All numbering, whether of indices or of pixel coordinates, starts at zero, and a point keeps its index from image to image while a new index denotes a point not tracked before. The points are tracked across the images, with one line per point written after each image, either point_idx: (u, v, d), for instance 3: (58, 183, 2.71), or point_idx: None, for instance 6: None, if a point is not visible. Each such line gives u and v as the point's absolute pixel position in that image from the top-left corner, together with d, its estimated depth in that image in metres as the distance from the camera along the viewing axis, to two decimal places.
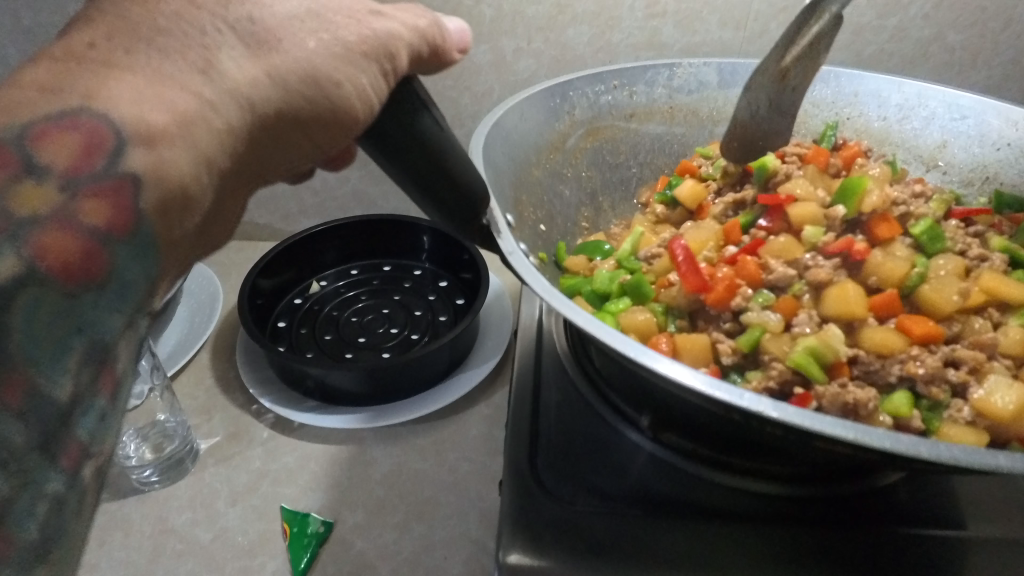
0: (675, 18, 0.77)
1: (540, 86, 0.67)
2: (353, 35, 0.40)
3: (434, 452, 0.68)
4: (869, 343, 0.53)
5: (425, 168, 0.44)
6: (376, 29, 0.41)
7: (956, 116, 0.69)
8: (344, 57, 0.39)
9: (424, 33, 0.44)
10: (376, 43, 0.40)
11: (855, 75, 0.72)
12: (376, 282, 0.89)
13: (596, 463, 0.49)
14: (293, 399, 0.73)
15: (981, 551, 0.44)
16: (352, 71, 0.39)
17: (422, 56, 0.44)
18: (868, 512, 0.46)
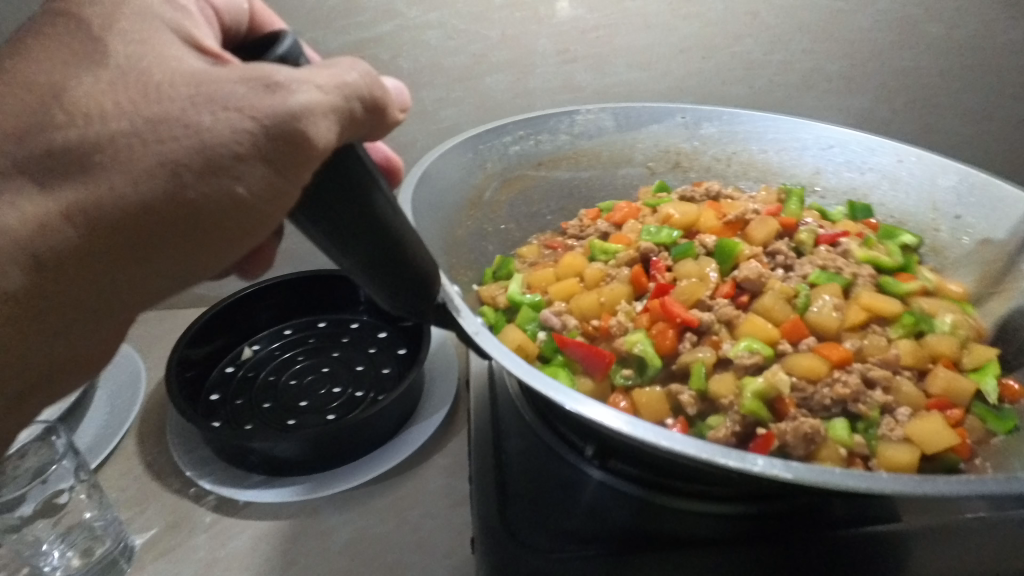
0: (586, 63, 0.81)
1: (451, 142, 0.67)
2: (222, 128, 0.37)
3: (394, 512, 0.66)
4: (799, 370, 0.56)
5: (372, 246, 0.43)
6: (265, 115, 0.37)
7: (824, 146, 0.75)
8: (216, 164, 0.38)
9: (347, 90, 0.41)
10: (281, 126, 0.38)
11: (734, 114, 0.76)
12: (312, 340, 0.86)
13: (563, 504, 0.48)
14: (236, 477, 0.68)
15: (923, 541, 0.47)
16: (229, 177, 0.39)
17: (352, 115, 0.41)
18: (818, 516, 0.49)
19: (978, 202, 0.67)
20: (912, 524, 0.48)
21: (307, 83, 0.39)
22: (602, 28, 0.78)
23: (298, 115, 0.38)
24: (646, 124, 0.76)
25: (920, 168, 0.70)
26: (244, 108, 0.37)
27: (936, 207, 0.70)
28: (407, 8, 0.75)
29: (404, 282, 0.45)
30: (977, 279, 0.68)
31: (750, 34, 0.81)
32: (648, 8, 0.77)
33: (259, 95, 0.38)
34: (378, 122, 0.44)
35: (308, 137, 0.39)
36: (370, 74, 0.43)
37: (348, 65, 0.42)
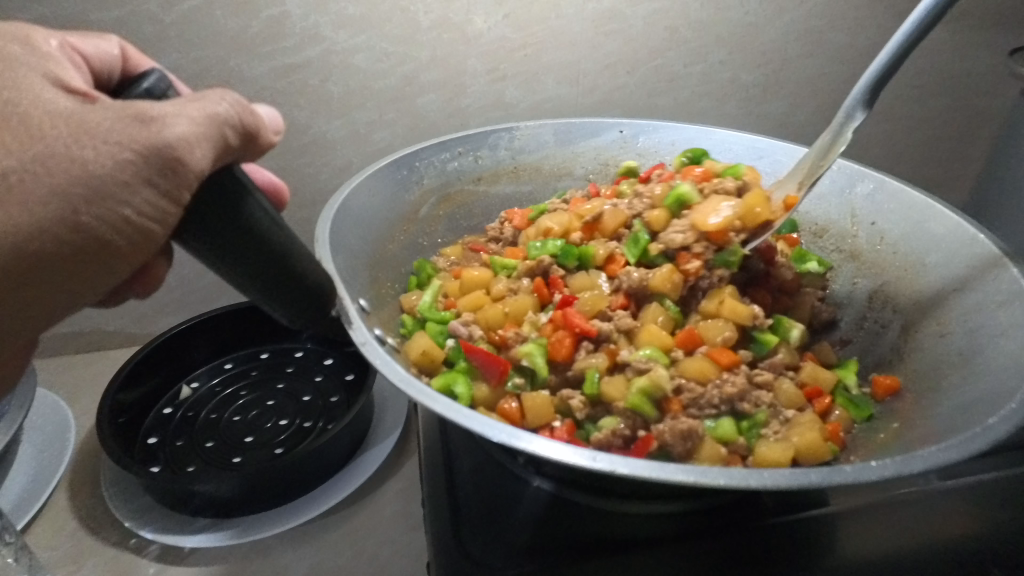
0: (516, 80, 0.83)
1: (385, 160, 0.67)
2: (103, 161, 0.37)
3: (350, 543, 0.65)
4: (691, 373, 0.58)
5: (264, 266, 0.41)
6: (140, 145, 0.37)
7: (756, 157, 0.75)
8: (104, 193, 0.38)
9: (221, 119, 0.40)
10: (157, 155, 0.37)
11: (670, 126, 0.77)
12: (253, 373, 0.84)
13: (514, 521, 0.48)
14: (180, 522, 0.65)
15: (856, 520, 0.50)
16: (115, 202, 0.39)
17: (228, 142, 0.40)
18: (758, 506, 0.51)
19: (893, 210, 0.65)
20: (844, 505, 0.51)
21: (178, 116, 0.38)
22: (528, 46, 0.80)
23: (172, 146, 0.37)
24: (586, 138, 0.78)
25: (841, 176, 0.70)
26: (123, 142, 0.37)
27: (854, 214, 0.69)
28: (332, 32, 0.75)
29: (308, 298, 0.43)
30: (874, 295, 0.65)
31: (669, 48, 0.84)
32: (571, 26, 0.80)
33: (136, 128, 0.37)
34: (254, 147, 0.44)
35: (183, 164, 0.38)
36: (239, 103, 0.42)
37: (218, 96, 0.41)
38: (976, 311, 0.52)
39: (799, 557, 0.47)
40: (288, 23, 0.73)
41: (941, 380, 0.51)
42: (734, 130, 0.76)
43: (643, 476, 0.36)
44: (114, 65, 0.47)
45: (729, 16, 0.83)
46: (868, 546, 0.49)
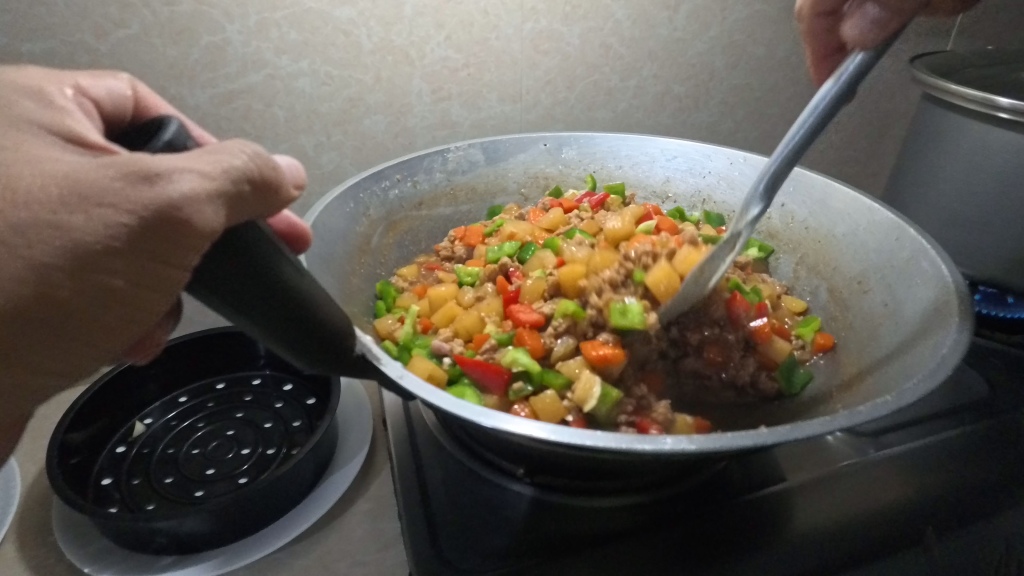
0: (460, 99, 0.85)
1: (332, 194, 0.62)
2: (87, 230, 0.33)
3: (322, 567, 0.65)
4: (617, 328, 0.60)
5: (279, 318, 0.38)
6: (144, 210, 0.33)
7: (670, 158, 0.79)
8: (91, 263, 0.34)
9: (238, 171, 0.36)
10: (164, 217, 0.33)
11: (590, 136, 0.80)
12: (210, 404, 0.82)
13: (489, 524, 0.50)
14: (142, 562, 0.63)
15: (799, 496, 0.54)
16: (108, 269, 0.35)
17: (244, 195, 0.36)
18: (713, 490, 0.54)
19: (798, 190, 0.69)
20: (789, 482, 0.55)
21: (187, 170, 0.34)
22: (471, 66, 0.83)
23: (179, 207, 0.33)
24: (512, 154, 0.79)
25: (748, 167, 0.73)
26: (121, 206, 0.33)
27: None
28: (275, 57, 0.75)
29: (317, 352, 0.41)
30: (800, 263, 0.69)
31: (605, 64, 0.88)
32: (511, 46, 0.83)
33: (127, 185, 0.32)
34: (276, 198, 0.39)
35: (191, 226, 0.34)
36: (257, 154, 0.38)
37: (230, 146, 0.37)
38: (894, 277, 0.55)
39: (753, 532, 0.51)
40: (230, 49, 0.73)
41: (877, 330, 0.55)
42: (651, 135, 0.80)
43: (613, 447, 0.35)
44: (126, 104, 0.47)
45: (657, 33, 0.88)
46: (817, 519, 0.53)
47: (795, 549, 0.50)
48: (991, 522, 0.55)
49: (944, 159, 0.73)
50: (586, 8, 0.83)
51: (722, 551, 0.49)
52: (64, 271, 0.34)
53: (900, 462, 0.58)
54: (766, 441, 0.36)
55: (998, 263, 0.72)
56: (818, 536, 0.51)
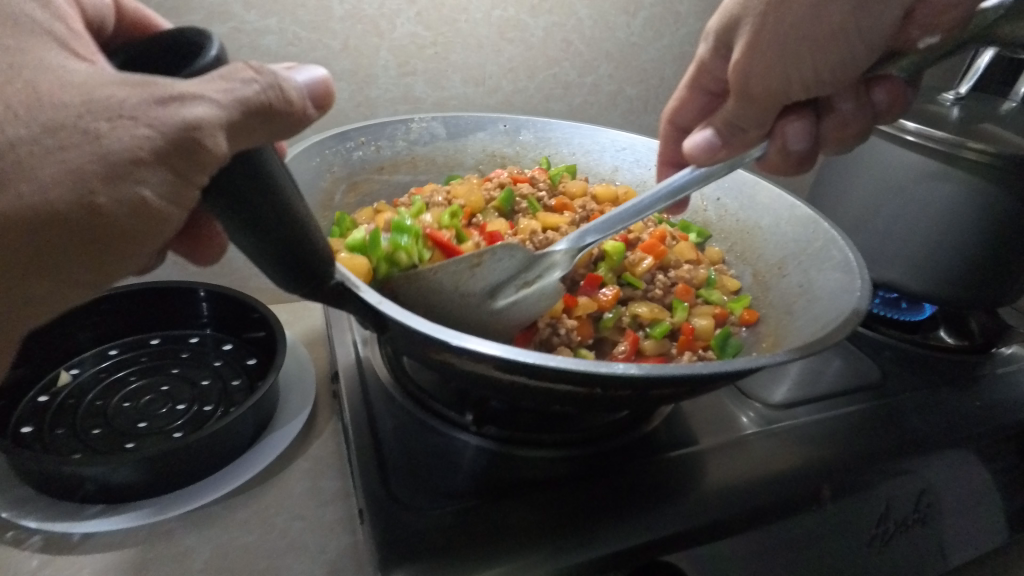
0: (424, 76, 0.87)
1: (297, 146, 0.62)
2: (121, 144, 0.35)
3: (259, 520, 0.65)
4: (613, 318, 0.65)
5: (275, 238, 0.39)
6: (162, 126, 0.34)
7: (618, 148, 0.84)
8: (117, 173, 0.35)
9: (248, 104, 0.36)
10: (179, 139, 0.35)
11: (546, 123, 0.85)
12: (143, 359, 0.80)
13: (438, 468, 0.53)
14: (67, 510, 0.61)
15: (715, 456, 0.60)
16: (131, 182, 0.36)
17: (251, 128, 0.37)
18: (640, 448, 0.59)
19: (731, 187, 0.76)
20: (704, 444, 0.61)
21: (202, 97, 0.35)
22: (438, 45, 0.85)
23: (193, 129, 0.34)
24: (472, 131, 0.82)
25: None
26: (142, 118, 0.34)
27: (703, 195, 0.80)
28: (243, 11, 0.75)
29: (292, 280, 0.41)
30: (728, 251, 0.76)
31: (565, 58, 0.93)
32: (478, 30, 0.86)
33: (140, 90, 0.34)
34: (284, 131, 0.39)
35: (202, 149, 0.35)
36: (270, 84, 0.38)
37: (250, 73, 0.37)
38: (807, 261, 0.62)
39: (674, 483, 0.56)
40: None
41: (791, 306, 0.61)
42: (603, 127, 0.85)
43: (566, 368, 0.39)
44: (107, 15, 0.49)
45: (615, 35, 0.94)
46: (730, 474, 0.58)
47: (710, 498, 0.56)
48: (876, 486, 0.63)
49: (860, 172, 0.82)
50: (551, 3, 0.87)
51: (646, 498, 0.54)
52: (94, 178, 0.35)
53: (801, 431, 0.65)
54: (703, 372, 0.40)
55: (896, 267, 0.81)
56: (732, 488, 0.57)
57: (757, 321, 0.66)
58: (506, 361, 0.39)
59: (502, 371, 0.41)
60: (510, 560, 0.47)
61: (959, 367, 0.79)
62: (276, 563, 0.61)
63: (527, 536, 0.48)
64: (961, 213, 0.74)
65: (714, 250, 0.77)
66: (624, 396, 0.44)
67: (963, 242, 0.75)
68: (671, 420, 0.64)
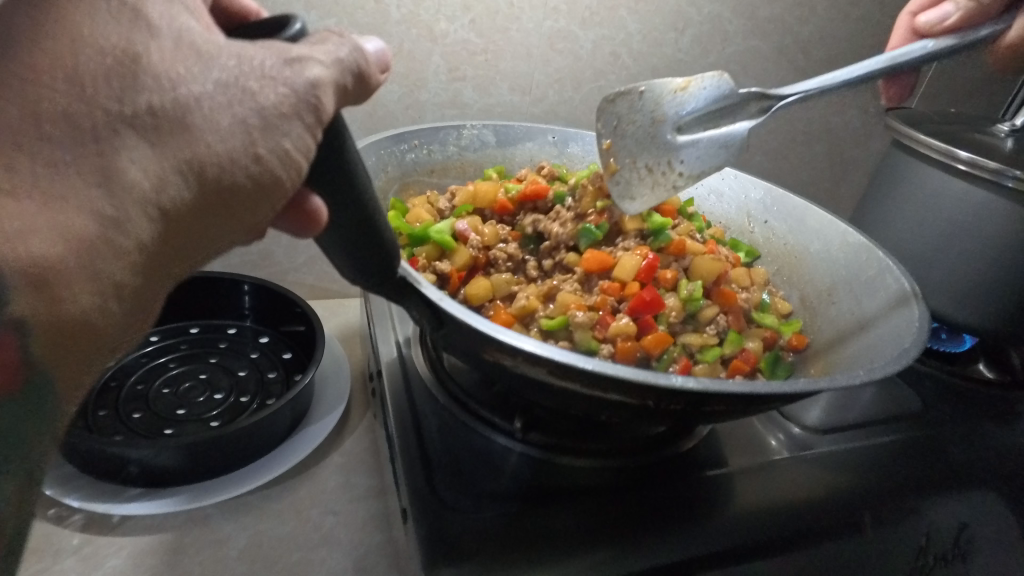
0: (473, 82, 0.88)
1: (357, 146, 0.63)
2: (271, 99, 0.36)
3: (293, 512, 0.65)
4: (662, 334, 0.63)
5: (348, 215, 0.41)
6: (296, 84, 0.37)
7: None
8: (272, 125, 0.37)
9: (344, 65, 0.39)
10: (300, 101, 0.37)
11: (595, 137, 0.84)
12: (183, 346, 0.81)
13: (480, 469, 0.53)
14: (107, 491, 0.62)
15: (751, 476, 0.60)
16: (278, 135, 0.37)
17: (346, 89, 0.40)
18: (677, 463, 0.59)
19: (780, 211, 0.76)
20: (736, 466, 0.61)
21: (312, 58, 0.38)
22: (488, 52, 0.86)
23: (314, 87, 0.37)
24: (521, 140, 0.82)
25: (736, 183, 0.80)
26: (278, 77, 0.36)
27: (750, 215, 0.79)
28: (304, 11, 0.76)
29: (360, 269, 0.44)
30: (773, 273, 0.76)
31: (612, 71, 0.94)
32: (529, 40, 0.87)
33: (285, 67, 0.37)
34: (363, 91, 0.42)
35: (319, 107, 0.38)
36: (355, 47, 0.41)
37: (340, 40, 0.40)
38: (858, 288, 0.63)
39: (712, 501, 0.56)
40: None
41: (843, 331, 0.62)
42: None
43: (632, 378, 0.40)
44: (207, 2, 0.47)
45: (663, 51, 0.94)
46: (765, 495, 0.58)
47: (745, 519, 0.55)
48: (912, 516, 0.61)
49: (907, 199, 0.81)
50: (602, 17, 0.88)
51: (683, 514, 0.54)
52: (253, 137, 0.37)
53: (838, 458, 0.64)
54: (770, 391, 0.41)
55: (940, 296, 0.80)
56: (769, 510, 0.57)
57: (807, 347, 0.66)
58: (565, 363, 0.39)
59: (560, 374, 0.41)
60: (549, 566, 0.47)
61: (1000, 403, 0.78)
62: (311, 556, 0.61)
63: (566, 544, 0.48)
64: (1010, 245, 0.73)
65: (761, 270, 0.75)
66: (675, 408, 0.44)
67: (1010, 275, 0.74)
68: (709, 438, 0.64)
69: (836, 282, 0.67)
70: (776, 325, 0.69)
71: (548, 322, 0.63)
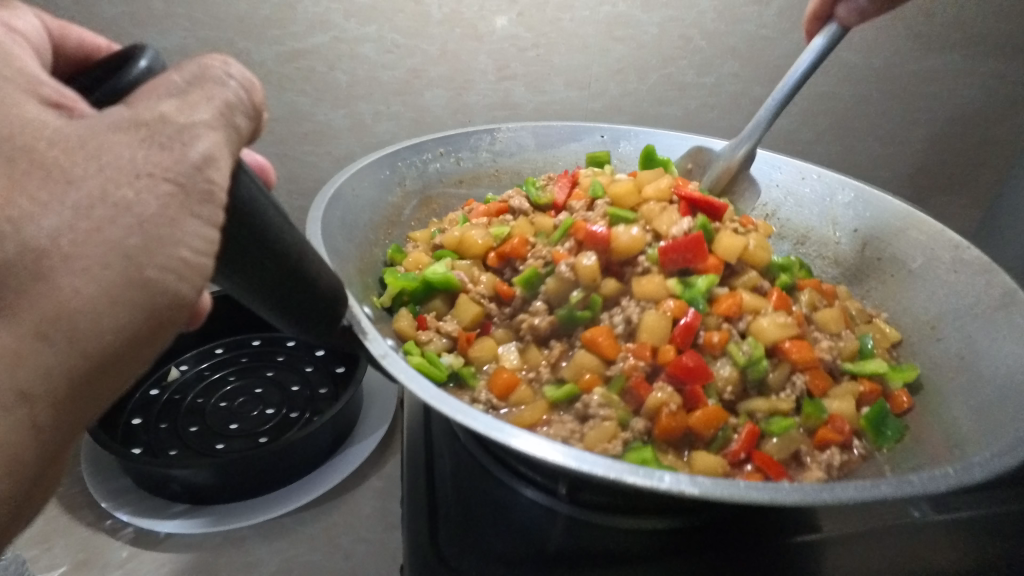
0: (525, 80, 0.82)
1: (366, 160, 0.65)
2: (149, 202, 0.29)
3: (325, 538, 0.64)
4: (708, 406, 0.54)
5: (285, 281, 0.37)
6: (180, 175, 0.29)
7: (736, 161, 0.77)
8: (156, 240, 0.29)
9: (227, 111, 0.31)
10: (192, 186, 0.30)
11: (652, 133, 0.77)
12: (244, 359, 0.83)
13: (497, 527, 0.47)
14: (156, 506, 0.64)
15: (843, 548, 0.47)
16: (170, 246, 0.30)
17: (242, 132, 0.32)
18: (750, 526, 0.49)
19: (874, 219, 0.69)
20: (832, 530, 0.49)
21: (197, 125, 0.30)
22: (540, 47, 0.79)
23: (204, 168, 0.30)
24: (564, 142, 0.78)
25: (820, 185, 0.74)
26: (157, 173, 0.29)
27: (835, 222, 0.72)
28: (342, 20, 0.73)
29: (305, 321, 0.40)
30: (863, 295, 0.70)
31: (682, 56, 0.83)
32: (584, 29, 0.79)
33: (164, 154, 0.29)
34: (255, 128, 0.34)
35: (215, 190, 0.30)
36: (246, 80, 0.33)
37: (220, 68, 0.32)
38: (970, 325, 0.57)
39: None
40: (298, 7, 0.71)
41: (945, 384, 0.56)
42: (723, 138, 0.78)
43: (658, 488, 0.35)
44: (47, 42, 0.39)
45: (744, 28, 0.82)
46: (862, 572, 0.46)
47: None
48: None
49: None
50: None
51: None
52: (117, 305, 0.29)
53: (975, 522, 0.50)
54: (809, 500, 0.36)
55: None
56: None
57: (910, 409, 0.57)
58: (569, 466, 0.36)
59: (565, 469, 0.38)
60: None
61: None
62: None
63: None
64: None
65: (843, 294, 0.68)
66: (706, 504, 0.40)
67: None
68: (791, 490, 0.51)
69: (940, 314, 0.60)
70: (880, 373, 0.59)
71: (553, 393, 0.57)
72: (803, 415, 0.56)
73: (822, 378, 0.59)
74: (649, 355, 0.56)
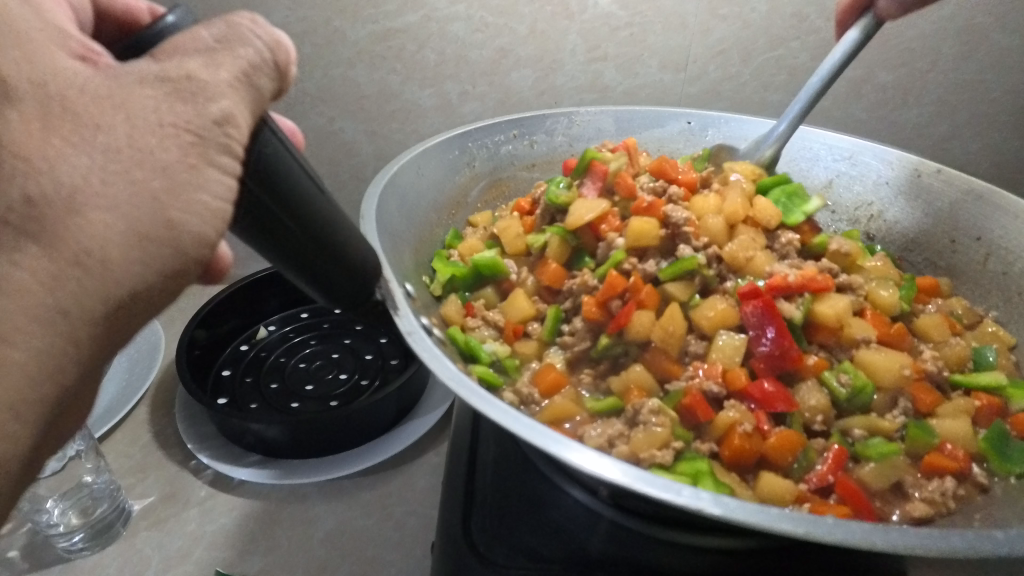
0: (616, 61, 0.78)
1: (438, 139, 0.65)
2: (172, 154, 0.31)
3: (379, 506, 0.66)
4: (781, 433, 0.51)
5: (302, 241, 0.36)
6: (198, 127, 0.32)
7: (837, 157, 0.71)
8: (179, 187, 0.32)
9: (247, 73, 0.34)
10: (209, 138, 0.32)
11: (742, 121, 0.74)
12: (324, 325, 0.87)
13: (537, 526, 0.46)
14: (234, 454, 0.70)
15: None
16: (192, 192, 0.32)
17: (263, 93, 0.35)
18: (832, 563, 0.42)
19: (998, 218, 0.61)
20: None
21: (215, 79, 0.32)
22: (634, 26, 0.75)
23: (223, 123, 0.32)
24: (647, 127, 0.74)
25: (938, 183, 0.65)
26: (179, 125, 0.31)
27: (953, 228, 0.65)
28: None
29: (334, 290, 0.39)
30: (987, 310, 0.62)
31: (795, 37, 0.77)
32: (684, 8, 0.74)
33: (186, 108, 0.32)
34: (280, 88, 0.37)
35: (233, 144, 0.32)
36: (272, 41, 0.36)
37: (246, 28, 0.35)
38: None
39: None
40: None
41: None
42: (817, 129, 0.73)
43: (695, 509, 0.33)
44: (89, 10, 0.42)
45: None
46: None
47: None
48: None
49: None
50: None
51: None
52: (143, 241, 0.31)
53: None
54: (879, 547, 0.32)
55: None
56: None
57: None
58: (624, 485, 0.34)
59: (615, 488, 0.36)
60: None
61: None
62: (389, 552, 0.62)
63: None
64: None
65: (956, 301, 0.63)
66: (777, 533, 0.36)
67: None
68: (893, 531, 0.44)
69: None
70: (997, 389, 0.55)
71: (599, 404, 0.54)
72: (909, 440, 0.52)
73: (928, 392, 0.55)
74: (720, 376, 0.53)
